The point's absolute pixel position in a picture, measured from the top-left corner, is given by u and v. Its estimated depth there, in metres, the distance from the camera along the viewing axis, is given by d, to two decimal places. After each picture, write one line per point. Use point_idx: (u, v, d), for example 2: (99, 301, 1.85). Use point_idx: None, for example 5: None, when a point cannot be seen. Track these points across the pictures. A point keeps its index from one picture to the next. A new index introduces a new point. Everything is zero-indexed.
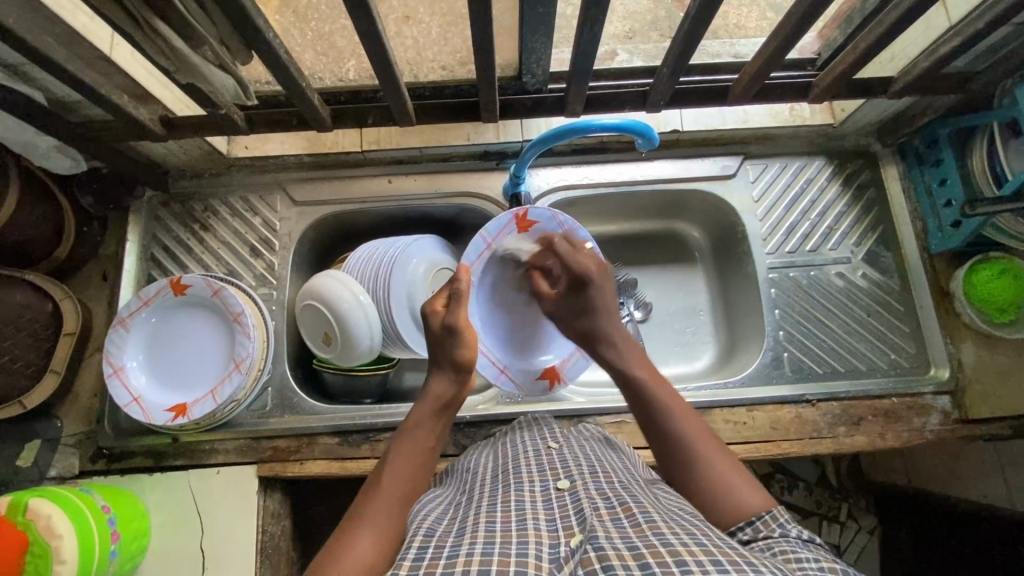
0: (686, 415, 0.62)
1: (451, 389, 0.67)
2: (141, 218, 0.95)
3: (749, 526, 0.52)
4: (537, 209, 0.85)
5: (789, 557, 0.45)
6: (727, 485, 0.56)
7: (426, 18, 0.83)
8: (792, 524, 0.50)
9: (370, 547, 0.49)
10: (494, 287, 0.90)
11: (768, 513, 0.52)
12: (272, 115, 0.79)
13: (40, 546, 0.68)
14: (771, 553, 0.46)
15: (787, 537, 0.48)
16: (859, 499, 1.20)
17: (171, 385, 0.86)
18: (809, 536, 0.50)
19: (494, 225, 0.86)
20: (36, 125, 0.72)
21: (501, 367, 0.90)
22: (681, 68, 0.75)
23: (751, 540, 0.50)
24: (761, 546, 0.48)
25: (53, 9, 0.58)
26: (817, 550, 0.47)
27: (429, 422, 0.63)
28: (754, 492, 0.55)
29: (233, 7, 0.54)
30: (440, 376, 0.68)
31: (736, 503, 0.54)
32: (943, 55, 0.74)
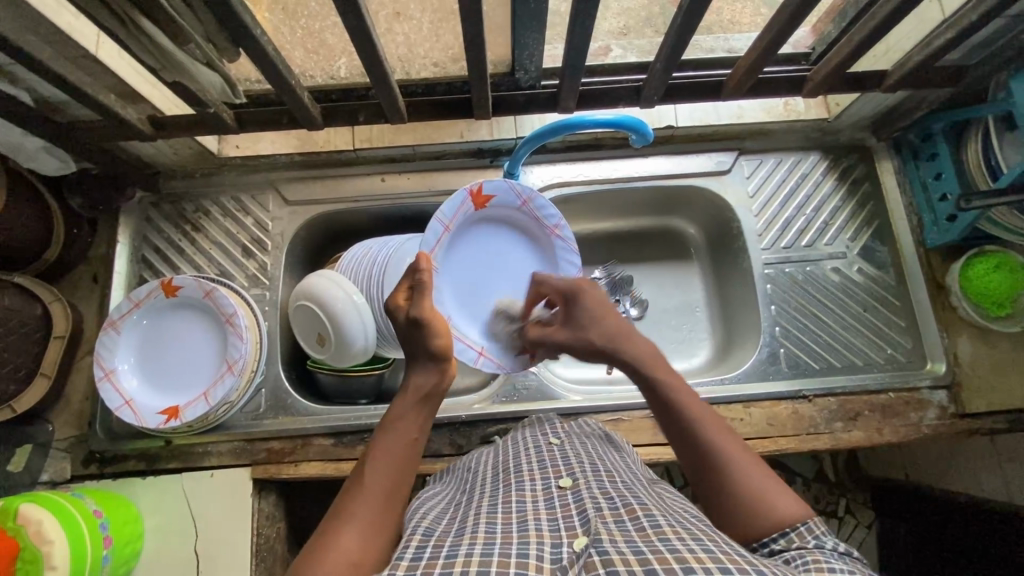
0: (711, 420, 0.58)
1: (431, 379, 0.62)
2: (132, 219, 0.94)
3: (782, 537, 0.50)
4: (491, 182, 0.83)
5: (821, 567, 0.44)
6: (758, 494, 0.53)
7: (417, 14, 0.82)
8: (828, 537, 0.50)
9: (351, 551, 0.47)
10: (456, 270, 0.84)
11: (803, 525, 0.50)
12: (262, 115, 0.79)
13: (31, 552, 0.67)
14: (802, 562, 0.45)
15: (823, 548, 0.48)
16: (857, 495, 1.22)
17: (163, 388, 0.85)
18: (845, 549, 0.49)
19: (449, 205, 0.80)
20: (22, 126, 0.71)
21: (479, 349, 0.83)
22: (674, 63, 0.75)
23: (783, 550, 0.49)
24: (792, 555, 0.47)
25: (36, 8, 0.57)
26: (854, 564, 0.47)
27: (411, 414, 0.59)
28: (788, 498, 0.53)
29: (219, 4, 0.53)
30: (422, 369, 0.63)
31: (775, 516, 0.52)
32: (938, 49, 0.74)
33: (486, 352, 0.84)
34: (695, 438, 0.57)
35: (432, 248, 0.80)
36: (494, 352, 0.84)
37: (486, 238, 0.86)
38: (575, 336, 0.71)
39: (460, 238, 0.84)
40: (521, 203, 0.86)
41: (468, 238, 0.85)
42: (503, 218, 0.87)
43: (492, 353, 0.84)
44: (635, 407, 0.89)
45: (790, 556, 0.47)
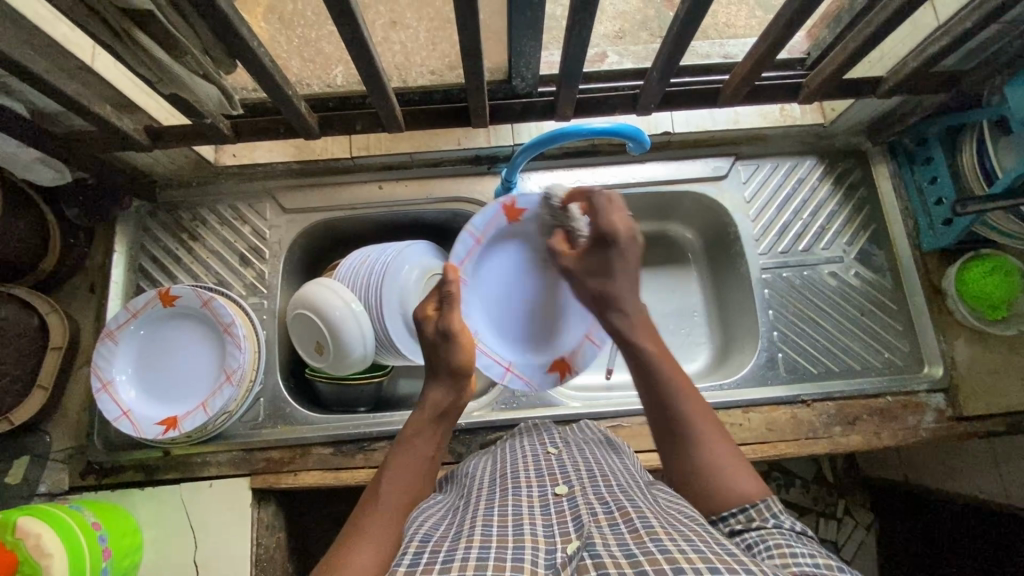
0: (690, 391, 0.61)
1: (448, 396, 0.66)
2: (128, 228, 0.94)
3: (742, 514, 0.53)
4: (523, 196, 0.88)
5: (783, 552, 0.46)
6: (721, 472, 0.56)
7: (413, 24, 0.87)
8: (784, 515, 0.52)
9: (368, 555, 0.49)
10: (487, 289, 0.91)
11: (762, 503, 0.53)
12: (259, 124, 0.79)
13: (30, 564, 0.67)
14: (766, 547, 0.48)
15: (781, 528, 0.50)
16: (855, 495, 1.20)
17: (161, 399, 0.85)
18: (801, 528, 0.52)
19: (480, 219, 0.86)
20: (19, 138, 0.70)
21: (507, 364, 0.89)
22: (671, 70, 0.75)
23: (743, 529, 0.52)
24: (755, 539, 0.49)
25: (32, 20, 0.57)
26: (810, 543, 0.49)
27: (432, 429, 0.64)
28: (748, 477, 0.56)
29: (216, 17, 0.53)
30: (437, 384, 0.67)
31: (734, 495, 0.55)
32: (932, 55, 0.74)
33: (513, 367, 0.89)
34: (673, 407, 0.60)
35: (462, 261, 0.86)
36: (522, 368, 0.90)
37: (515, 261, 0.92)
38: (585, 291, 0.75)
39: (489, 257, 0.90)
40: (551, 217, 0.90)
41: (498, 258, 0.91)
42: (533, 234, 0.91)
43: (519, 369, 0.90)
44: (634, 413, 0.89)
45: (752, 540, 0.49)
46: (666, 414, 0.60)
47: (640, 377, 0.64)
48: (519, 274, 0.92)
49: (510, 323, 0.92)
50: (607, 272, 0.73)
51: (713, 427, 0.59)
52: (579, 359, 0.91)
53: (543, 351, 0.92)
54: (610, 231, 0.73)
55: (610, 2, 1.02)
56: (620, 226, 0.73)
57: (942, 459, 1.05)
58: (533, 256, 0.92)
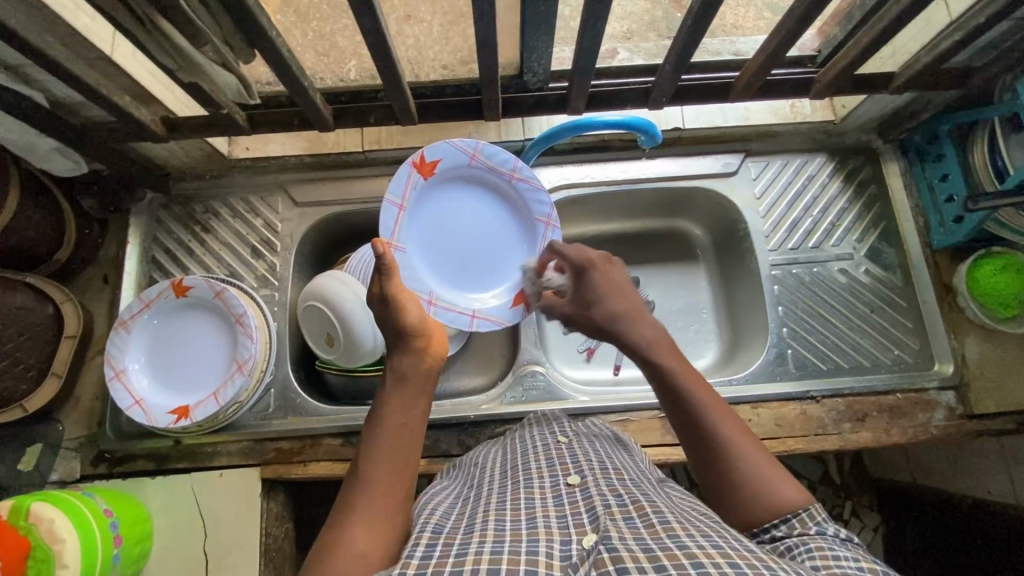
0: (720, 408, 0.59)
1: (409, 361, 0.62)
2: (143, 219, 0.95)
3: (785, 524, 0.51)
4: (432, 147, 0.81)
5: (825, 555, 0.45)
6: (764, 479, 0.54)
7: (428, 18, 0.87)
8: (828, 522, 0.51)
9: (353, 546, 0.48)
10: (427, 242, 0.84)
11: (805, 511, 0.51)
12: (274, 115, 0.79)
13: (43, 551, 0.67)
14: (807, 551, 0.46)
15: (824, 535, 0.49)
16: (862, 497, 1.21)
17: (173, 389, 0.86)
18: (846, 535, 0.50)
19: (396, 186, 0.80)
20: (37, 126, 0.71)
21: (472, 312, 0.85)
22: (683, 65, 0.75)
23: (784, 538, 0.50)
24: (793, 543, 0.48)
25: (53, 8, 0.58)
26: (856, 549, 0.47)
27: (404, 399, 0.59)
28: (789, 484, 0.54)
29: (237, 6, 0.54)
30: (399, 352, 0.64)
31: (779, 504, 0.53)
32: (944, 51, 0.74)
33: (481, 312, 0.85)
34: (701, 420, 0.58)
35: (393, 234, 0.80)
36: (490, 310, 0.86)
37: (438, 208, 0.84)
38: (588, 322, 0.73)
39: (420, 217, 0.83)
40: (470, 157, 0.83)
41: (430, 211, 0.84)
42: (459, 179, 0.85)
43: (488, 311, 0.85)
44: (643, 408, 0.89)
45: (792, 543, 0.48)
46: (698, 424, 0.58)
47: (665, 393, 0.62)
48: (452, 218, 0.85)
49: (465, 267, 0.86)
50: (601, 297, 0.72)
51: (748, 438, 0.57)
52: None
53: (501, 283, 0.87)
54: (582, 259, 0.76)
55: (619, 3, 1.02)
56: (594, 255, 0.76)
57: (951, 458, 1.05)
58: (473, 195, 0.86)
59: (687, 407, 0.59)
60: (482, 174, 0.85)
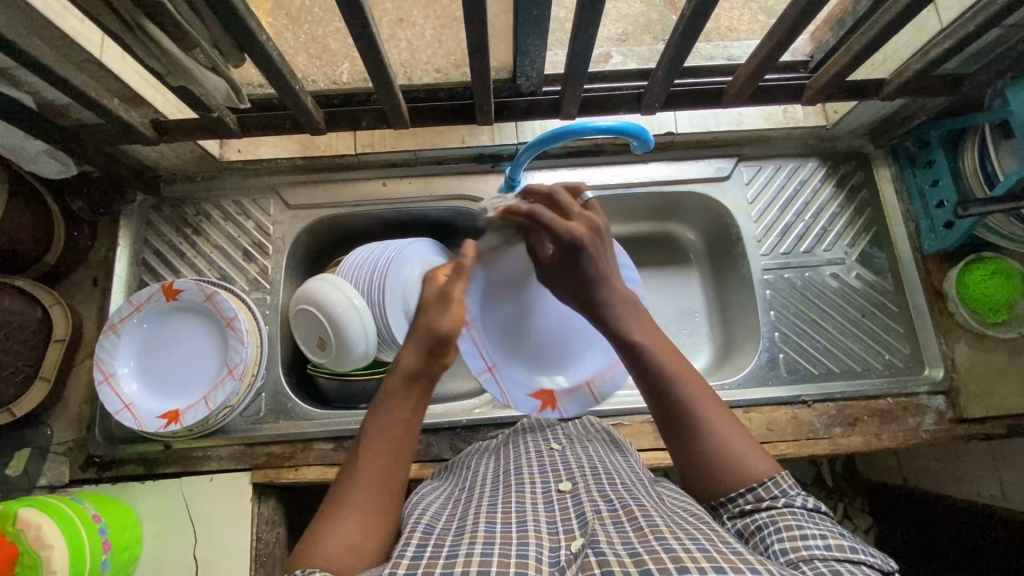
0: (692, 379, 0.58)
1: (418, 360, 0.58)
2: (133, 222, 0.94)
3: (750, 493, 0.52)
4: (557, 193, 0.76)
5: (795, 540, 0.46)
6: (731, 455, 0.54)
7: (420, 21, 0.87)
8: (796, 492, 0.52)
9: (345, 544, 0.48)
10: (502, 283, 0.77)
11: (773, 479, 0.53)
12: (265, 119, 0.79)
13: (30, 556, 0.67)
14: (776, 530, 0.48)
15: (793, 508, 0.50)
16: (854, 500, 1.22)
17: (162, 393, 0.85)
18: (814, 505, 0.51)
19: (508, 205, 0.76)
20: (25, 128, 0.70)
21: (490, 365, 0.75)
22: (676, 70, 0.75)
23: (753, 510, 0.52)
24: (765, 520, 0.49)
25: (40, 10, 0.57)
26: (823, 523, 0.49)
27: (403, 398, 0.56)
28: (757, 456, 0.55)
29: (226, 10, 0.53)
30: (409, 345, 0.59)
31: (746, 475, 0.54)
32: (935, 58, 0.74)
33: (495, 372, 0.76)
34: (673, 395, 0.57)
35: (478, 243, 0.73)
36: (505, 377, 0.76)
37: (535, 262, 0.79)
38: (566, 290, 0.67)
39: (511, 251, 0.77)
40: None
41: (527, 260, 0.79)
42: None
43: (502, 377, 0.76)
44: (636, 412, 0.90)
45: (760, 522, 0.50)
46: (672, 409, 0.57)
47: (638, 372, 0.60)
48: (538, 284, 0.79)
49: (515, 328, 0.78)
50: (584, 279, 0.64)
51: (719, 411, 0.57)
52: (568, 400, 0.79)
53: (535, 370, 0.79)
54: (569, 236, 0.65)
55: (614, 6, 1.02)
56: (582, 228, 0.65)
57: (942, 462, 1.05)
58: None
59: (660, 389, 0.58)
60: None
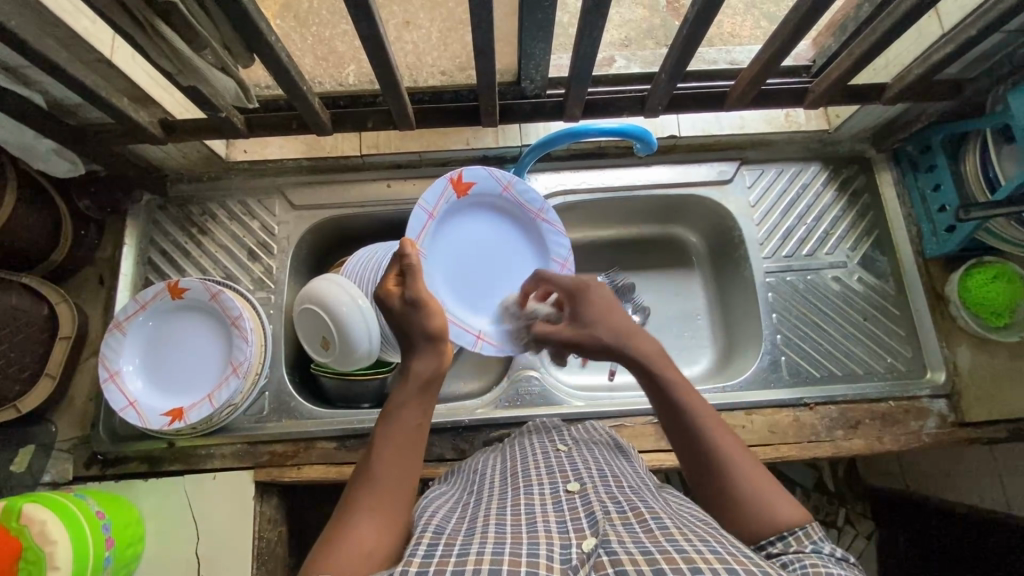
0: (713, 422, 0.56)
1: (432, 365, 0.60)
2: (139, 221, 0.95)
3: (780, 540, 0.49)
4: (471, 168, 0.83)
5: (822, 573, 0.43)
6: (760, 496, 0.52)
7: (426, 24, 0.88)
8: (825, 542, 0.49)
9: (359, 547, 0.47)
10: (448, 258, 0.84)
11: (802, 529, 0.49)
12: (272, 119, 0.80)
13: (34, 552, 0.67)
14: (802, 568, 0.44)
15: (820, 554, 0.47)
16: (855, 505, 1.20)
17: (166, 390, 0.86)
18: (843, 555, 0.48)
19: (431, 194, 0.80)
20: (36, 127, 0.71)
21: (478, 332, 0.84)
22: (679, 74, 0.76)
23: (780, 555, 0.48)
24: (790, 560, 0.46)
25: (54, 11, 0.58)
26: (851, 569, 0.46)
27: (416, 401, 0.58)
28: (786, 502, 0.52)
29: (237, 11, 0.54)
30: (420, 352, 0.61)
31: (776, 523, 0.50)
32: (936, 63, 0.75)
33: (485, 335, 0.84)
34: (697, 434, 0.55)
35: (418, 237, 0.80)
36: (494, 335, 0.85)
37: (462, 227, 0.86)
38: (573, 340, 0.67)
39: (442, 228, 0.83)
40: (501, 188, 0.86)
41: (456, 227, 0.85)
42: (484, 206, 0.87)
43: (492, 336, 0.84)
44: (637, 413, 0.90)
45: (786, 560, 0.46)
46: (697, 451, 0.55)
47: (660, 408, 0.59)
48: (471, 240, 0.86)
49: (474, 288, 0.86)
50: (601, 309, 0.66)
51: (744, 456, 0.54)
52: None
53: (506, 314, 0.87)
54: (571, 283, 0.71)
55: (617, 11, 1.03)
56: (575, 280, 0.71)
57: (943, 466, 1.05)
58: (496, 223, 0.88)
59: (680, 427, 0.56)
60: (511, 205, 0.88)
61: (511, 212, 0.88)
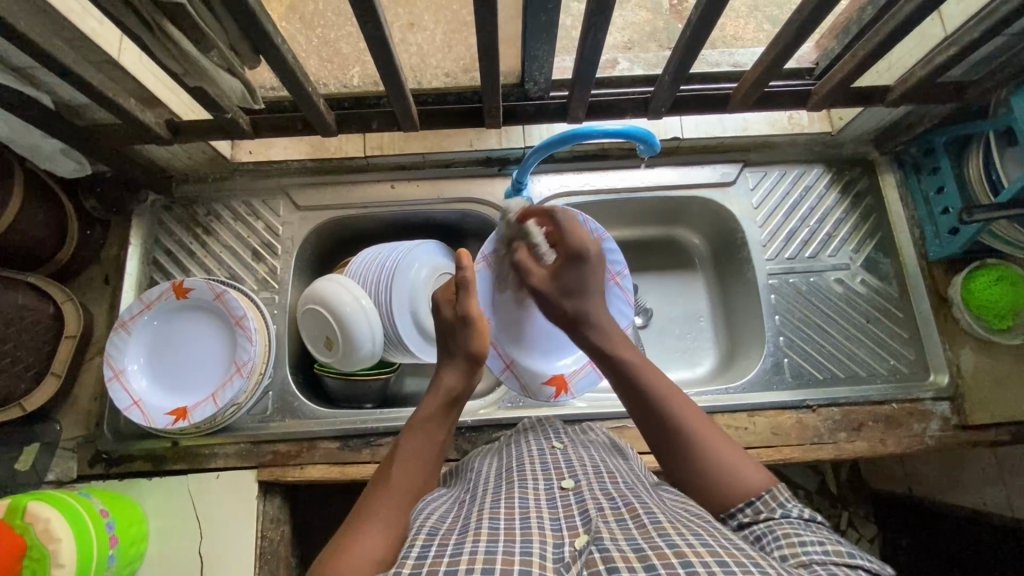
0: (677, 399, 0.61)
1: (461, 382, 0.66)
2: (145, 221, 0.95)
3: (749, 508, 0.53)
4: (571, 212, 0.86)
5: (792, 544, 0.47)
6: (726, 464, 0.56)
7: (430, 25, 0.89)
8: (793, 504, 0.52)
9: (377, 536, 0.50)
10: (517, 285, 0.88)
11: (768, 493, 0.53)
12: (277, 120, 0.80)
13: (39, 550, 0.67)
14: (773, 540, 0.48)
15: (789, 518, 0.50)
16: (858, 508, 1.19)
17: (171, 389, 0.86)
18: (810, 515, 0.52)
19: (525, 216, 0.87)
20: (43, 127, 0.72)
21: (509, 360, 0.89)
22: (683, 76, 0.76)
23: (751, 523, 0.52)
24: (761, 530, 0.50)
25: (62, 12, 0.59)
26: (820, 530, 0.49)
27: (439, 417, 0.63)
28: (751, 468, 0.56)
29: (243, 12, 0.55)
30: (451, 368, 0.67)
31: (741, 488, 0.54)
32: (939, 65, 0.75)
33: (513, 364, 0.89)
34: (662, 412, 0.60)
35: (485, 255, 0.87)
36: (523, 368, 0.90)
37: None
38: (557, 311, 0.71)
39: None
40: None
41: None
42: None
43: (520, 368, 0.89)
44: None
45: (760, 531, 0.49)
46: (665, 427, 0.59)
47: (624, 389, 0.64)
48: None
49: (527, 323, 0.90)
50: (580, 291, 0.70)
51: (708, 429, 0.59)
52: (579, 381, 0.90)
53: (546, 360, 0.91)
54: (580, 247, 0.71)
55: (620, 14, 1.04)
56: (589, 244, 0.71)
57: (947, 469, 1.04)
58: None
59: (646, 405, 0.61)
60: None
61: None
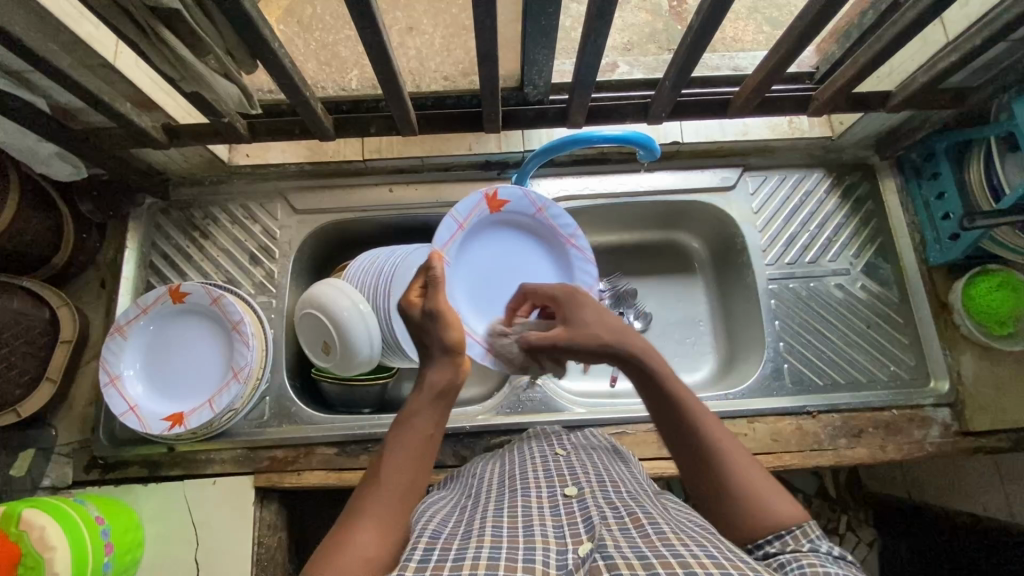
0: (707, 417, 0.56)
1: (448, 376, 0.58)
2: (141, 224, 0.95)
3: (778, 539, 0.50)
4: (507, 187, 0.84)
5: (818, 572, 0.44)
6: (754, 496, 0.52)
7: (430, 30, 0.89)
8: (822, 539, 0.50)
9: (365, 547, 0.47)
10: (470, 271, 0.84)
11: (799, 528, 0.50)
12: (275, 124, 0.80)
13: (33, 558, 0.67)
14: (799, 567, 0.46)
15: (817, 551, 0.48)
16: (858, 512, 1.19)
17: (168, 395, 0.85)
18: (840, 553, 0.49)
19: (464, 205, 0.81)
20: (38, 131, 0.71)
21: None
22: (684, 81, 0.76)
23: (778, 554, 0.49)
24: (786, 558, 0.47)
25: (56, 15, 0.58)
26: (849, 567, 0.47)
27: (431, 411, 0.56)
28: (780, 497, 0.53)
29: (240, 16, 0.54)
30: (435, 364, 0.59)
31: (771, 521, 0.51)
32: (941, 71, 0.75)
33: None
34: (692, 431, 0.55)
35: (446, 246, 0.79)
36: None
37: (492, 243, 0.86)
38: (561, 356, 0.65)
39: (472, 241, 0.84)
40: (534, 211, 0.86)
41: (483, 243, 0.85)
42: (516, 225, 0.88)
43: None
44: (639, 420, 0.90)
45: (784, 559, 0.47)
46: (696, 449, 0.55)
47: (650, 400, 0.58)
48: (500, 260, 0.86)
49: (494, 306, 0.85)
50: (585, 312, 0.64)
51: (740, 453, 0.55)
52: None
53: None
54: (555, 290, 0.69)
55: (620, 15, 1.03)
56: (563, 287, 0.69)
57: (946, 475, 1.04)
58: (521, 242, 0.88)
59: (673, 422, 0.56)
60: (540, 227, 0.88)
61: (543, 239, 0.89)
